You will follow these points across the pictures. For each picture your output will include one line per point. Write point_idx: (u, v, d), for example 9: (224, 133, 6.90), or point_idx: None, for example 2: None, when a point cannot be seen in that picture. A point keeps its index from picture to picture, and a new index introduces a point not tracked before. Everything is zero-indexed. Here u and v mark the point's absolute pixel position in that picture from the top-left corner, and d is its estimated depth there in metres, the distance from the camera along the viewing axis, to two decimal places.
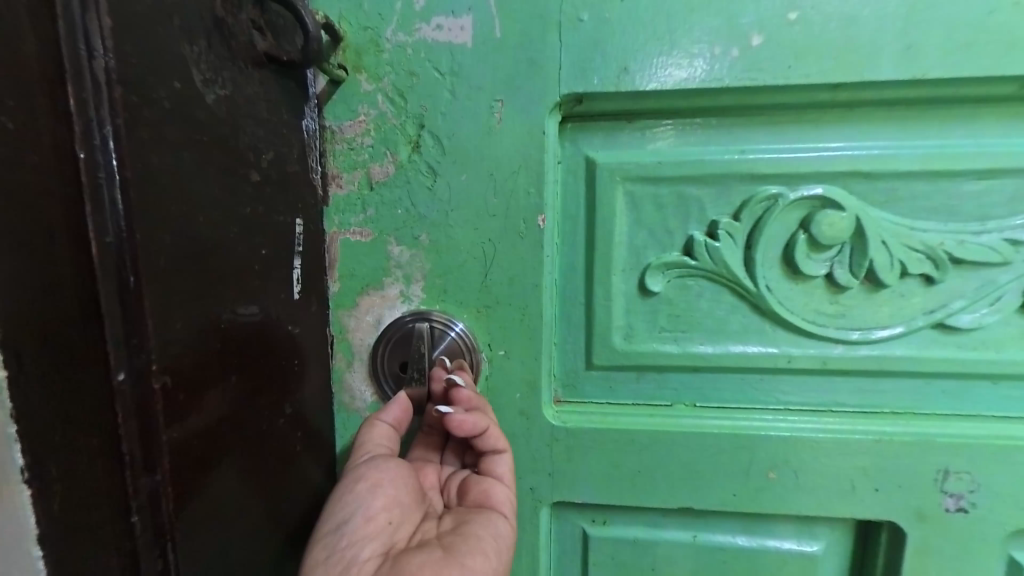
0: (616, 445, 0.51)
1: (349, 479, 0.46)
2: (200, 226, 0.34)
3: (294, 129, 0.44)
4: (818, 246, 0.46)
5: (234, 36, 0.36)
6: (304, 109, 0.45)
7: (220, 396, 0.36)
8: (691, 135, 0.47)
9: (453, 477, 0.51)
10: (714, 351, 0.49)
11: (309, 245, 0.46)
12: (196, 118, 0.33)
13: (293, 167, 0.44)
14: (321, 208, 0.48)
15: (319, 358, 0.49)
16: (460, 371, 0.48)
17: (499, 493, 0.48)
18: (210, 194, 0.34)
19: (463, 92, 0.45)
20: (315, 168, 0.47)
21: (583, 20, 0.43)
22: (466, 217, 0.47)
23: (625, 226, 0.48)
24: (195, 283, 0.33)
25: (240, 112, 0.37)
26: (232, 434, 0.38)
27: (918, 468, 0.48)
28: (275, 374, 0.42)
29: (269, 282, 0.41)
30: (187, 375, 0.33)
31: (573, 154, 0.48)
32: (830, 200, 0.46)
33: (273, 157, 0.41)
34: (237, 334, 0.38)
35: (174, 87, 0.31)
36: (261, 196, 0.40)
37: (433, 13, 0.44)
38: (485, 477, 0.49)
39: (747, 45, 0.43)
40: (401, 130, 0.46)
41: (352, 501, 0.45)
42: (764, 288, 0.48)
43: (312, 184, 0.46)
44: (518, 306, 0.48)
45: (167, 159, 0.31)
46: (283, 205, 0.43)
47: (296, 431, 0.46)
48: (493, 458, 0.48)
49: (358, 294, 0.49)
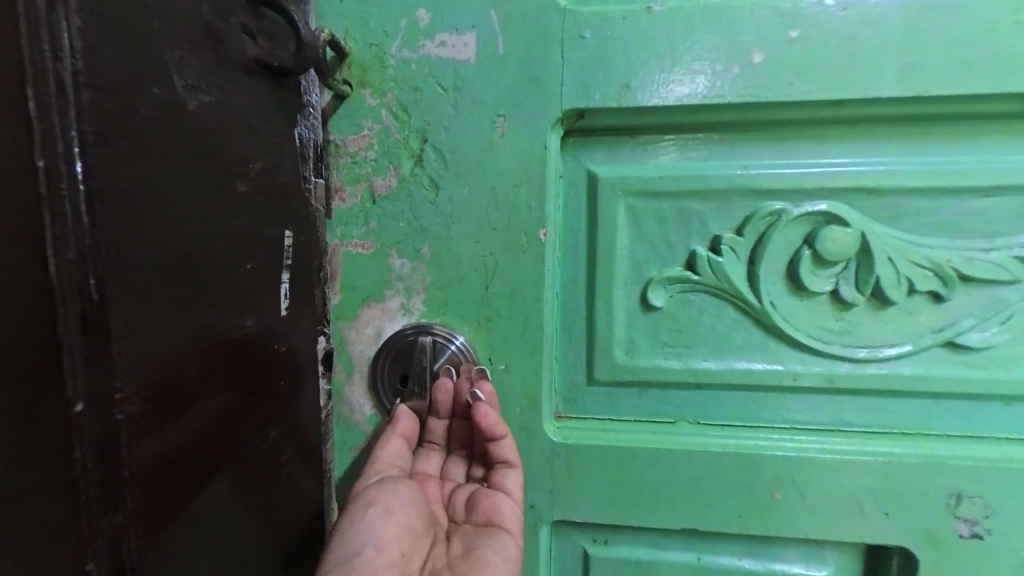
0: (617, 462, 0.50)
1: (360, 505, 0.45)
2: (178, 240, 0.32)
3: (288, 138, 0.43)
4: (823, 261, 0.46)
5: (223, 42, 0.35)
6: (298, 118, 0.44)
7: (190, 420, 0.34)
8: (692, 150, 0.47)
9: (459, 491, 0.50)
10: (716, 366, 0.49)
11: (300, 258, 0.45)
12: (179, 125, 0.32)
13: (284, 177, 0.43)
14: (313, 220, 0.47)
15: (305, 374, 0.47)
16: (481, 380, 0.48)
17: (507, 509, 0.47)
18: (189, 205, 0.33)
19: (466, 107, 0.45)
20: (310, 178, 0.46)
21: (585, 38, 0.44)
22: (467, 230, 0.47)
23: (626, 240, 0.48)
24: (167, 302, 0.31)
25: (226, 119, 0.36)
26: (205, 462, 0.36)
27: (929, 490, 0.47)
28: (256, 393, 0.41)
29: (252, 296, 0.40)
30: (154, 400, 0.31)
31: (575, 168, 0.48)
32: (834, 216, 0.46)
33: (261, 167, 0.40)
34: (215, 353, 0.36)
35: (154, 94, 0.30)
36: (246, 206, 0.38)
37: (436, 30, 0.44)
38: (493, 490, 0.48)
39: (748, 62, 0.43)
40: (404, 144, 0.46)
41: (363, 531, 0.44)
42: (767, 303, 0.48)
43: (305, 196, 0.45)
44: (519, 320, 0.48)
45: (143, 168, 0.29)
46: (272, 218, 0.41)
47: (278, 453, 0.44)
48: (502, 470, 0.48)
49: (359, 306, 0.49)
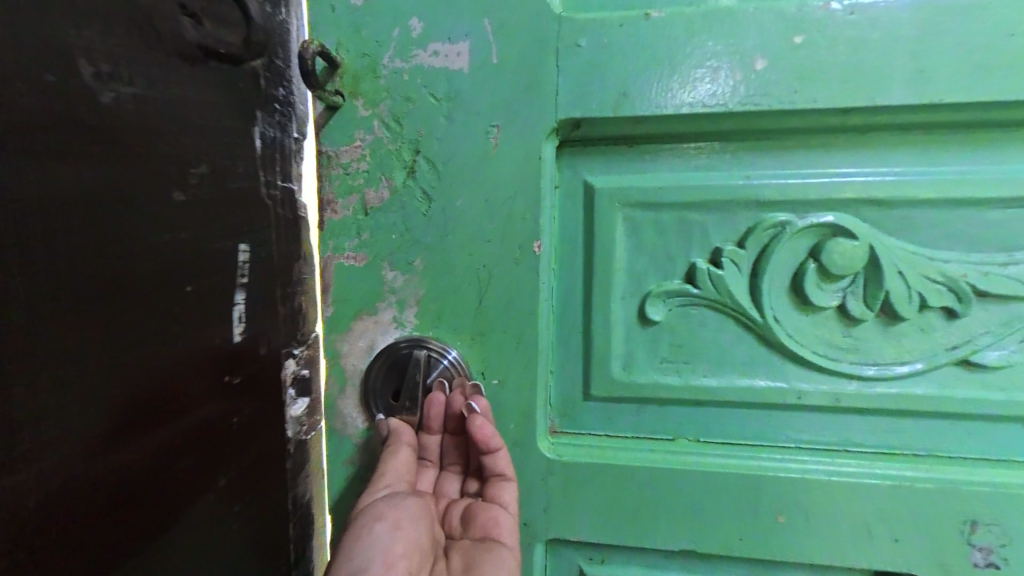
0: (614, 481, 0.48)
1: (368, 520, 0.45)
2: (79, 246, 0.29)
3: (243, 138, 0.40)
4: (829, 275, 0.44)
5: (154, 31, 0.33)
6: (258, 117, 0.42)
7: (95, 446, 0.31)
8: (693, 160, 0.46)
9: (455, 505, 0.49)
10: (717, 382, 0.48)
11: (257, 269, 0.42)
12: (88, 118, 0.29)
13: (237, 181, 0.40)
14: (272, 229, 0.43)
15: (264, 392, 0.44)
16: (477, 395, 0.47)
17: (504, 523, 0.46)
18: (98, 207, 0.30)
19: (460, 117, 0.44)
20: (269, 183, 0.43)
21: (581, 45, 0.43)
22: (461, 242, 0.46)
23: (625, 252, 0.47)
24: (61, 315, 0.28)
25: (155, 113, 0.33)
26: (118, 491, 0.32)
27: (942, 516, 0.45)
28: (195, 414, 0.37)
29: (191, 309, 0.36)
30: (37, 424, 0.28)
31: (571, 179, 0.47)
32: (841, 228, 0.44)
33: (213, 170, 0.38)
34: (134, 371, 0.33)
35: (52, 83, 0.27)
36: (183, 210, 0.35)
37: (429, 39, 0.44)
38: (490, 504, 0.47)
39: (750, 69, 0.41)
40: (397, 155, 0.45)
41: (372, 545, 0.44)
42: (771, 318, 0.46)
43: (263, 203, 0.42)
44: (513, 334, 0.47)
45: (31, 165, 0.27)
46: (227, 228, 0.39)
47: (223, 479, 0.41)
48: (498, 484, 0.47)
49: (352, 318, 0.48)
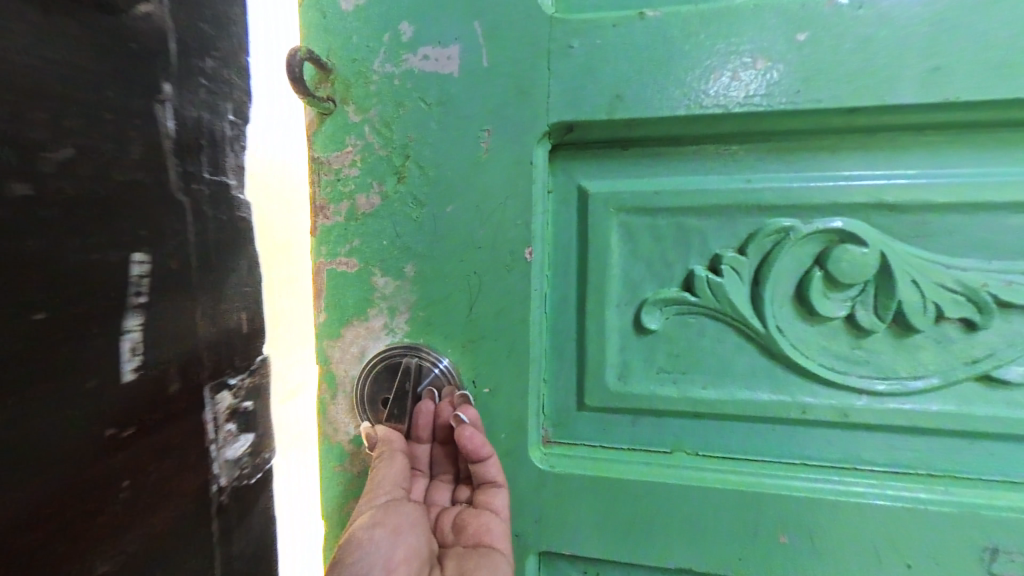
0: (608, 494, 0.47)
1: (366, 526, 0.43)
2: None
3: (138, 113, 0.29)
4: (836, 283, 0.42)
5: None
6: (162, 86, 0.31)
7: None
8: (691, 164, 0.44)
9: (445, 512, 0.48)
10: (717, 394, 0.46)
11: (163, 287, 0.31)
12: None
13: (131, 171, 0.29)
14: (188, 236, 0.33)
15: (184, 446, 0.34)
16: (466, 404, 0.46)
17: (496, 529, 0.45)
18: None
19: (450, 122, 0.44)
20: (185, 175, 0.33)
21: (574, 47, 0.41)
22: (451, 248, 0.45)
23: (620, 259, 0.45)
24: None
25: None
26: None
27: (960, 543, 0.42)
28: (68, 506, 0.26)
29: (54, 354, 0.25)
30: None
31: (565, 183, 0.46)
32: (849, 235, 0.41)
33: (82, 152, 0.26)
34: None
35: None
36: (31, 210, 0.24)
37: (420, 44, 0.43)
38: (481, 511, 0.46)
39: (750, 69, 0.40)
40: (388, 160, 0.45)
41: (371, 553, 0.42)
42: (775, 329, 0.44)
43: (174, 202, 0.32)
44: (504, 342, 0.46)
45: None
46: (110, 234, 0.28)
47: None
48: (488, 490, 0.46)
49: (343, 325, 0.48)
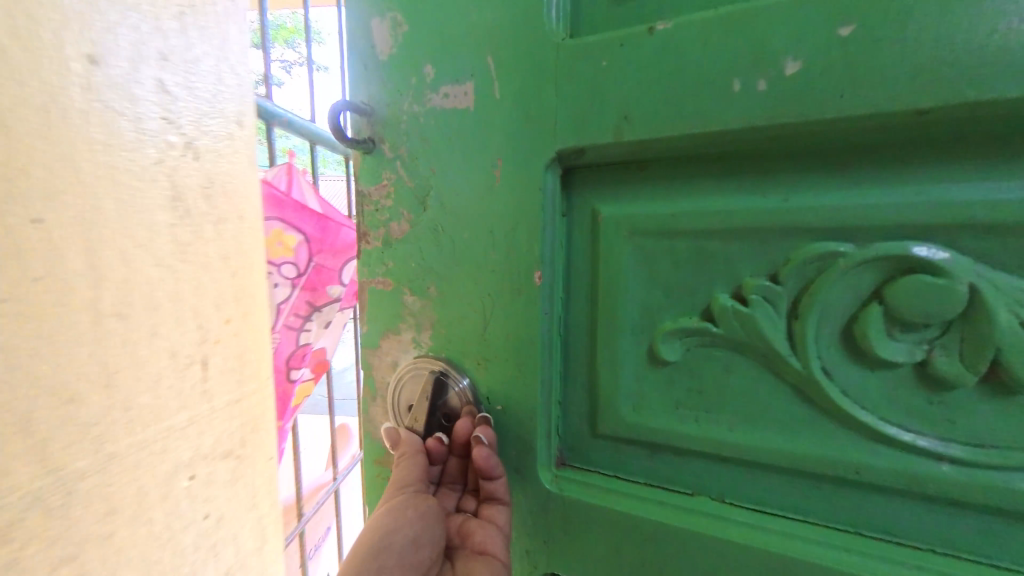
0: (616, 527, 0.45)
1: (399, 505, 0.48)
2: None
3: None
4: (904, 321, 0.35)
5: None
6: None
7: None
8: (714, 181, 0.40)
9: (462, 512, 0.51)
10: (745, 437, 0.41)
11: None
12: None
13: None
14: None
15: None
16: (484, 425, 0.48)
17: (497, 545, 0.47)
18: None
19: (466, 153, 0.46)
20: None
21: (579, 71, 0.41)
22: (467, 271, 0.48)
23: (633, 284, 0.43)
24: None
25: None
26: None
27: None
28: None
29: None
30: None
31: (578, 206, 0.45)
32: (924, 262, 0.34)
33: None
34: None
35: None
36: None
37: (440, 83, 0.47)
38: (486, 524, 0.48)
39: (777, 75, 0.34)
40: (414, 191, 0.50)
41: (400, 529, 0.46)
42: (818, 370, 0.38)
43: None
44: (515, 363, 0.47)
45: None
46: None
47: None
48: (495, 506, 0.48)
49: (381, 337, 0.54)
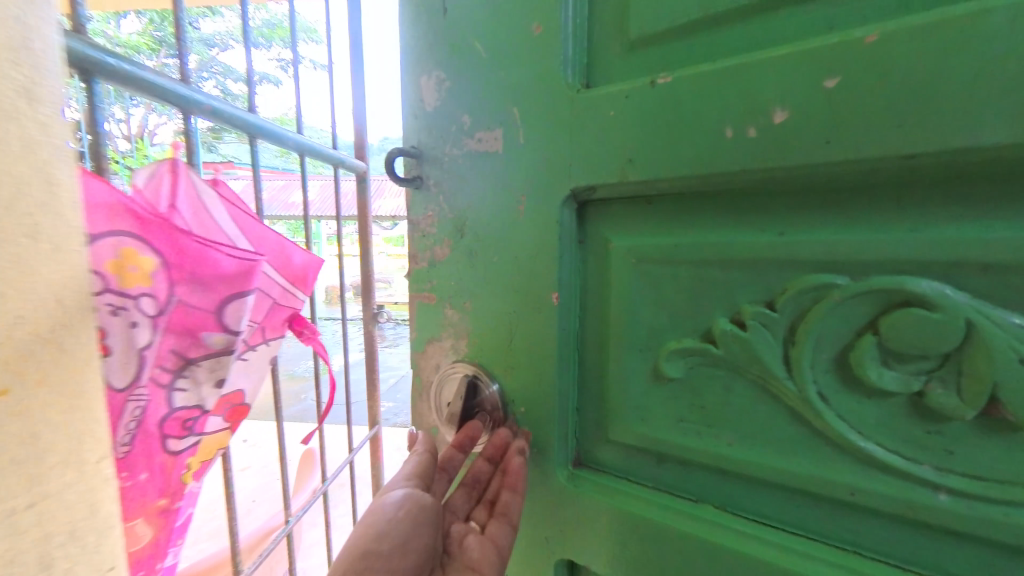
0: (623, 524, 0.50)
1: (404, 498, 0.49)
2: None
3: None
4: (899, 352, 0.36)
5: None
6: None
7: None
8: (715, 214, 0.43)
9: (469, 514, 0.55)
10: (744, 452, 0.44)
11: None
12: None
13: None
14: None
15: None
16: (523, 434, 0.56)
17: (500, 544, 0.51)
18: None
19: (496, 189, 0.54)
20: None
21: (590, 119, 0.46)
22: (496, 290, 0.56)
23: (641, 306, 0.48)
24: None
25: None
26: None
27: None
28: None
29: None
30: None
31: (593, 235, 0.51)
32: (920, 297, 0.34)
33: None
34: None
35: None
36: None
37: (475, 130, 0.55)
38: (495, 524, 0.52)
39: (766, 122, 0.37)
40: (454, 221, 0.58)
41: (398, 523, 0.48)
42: (814, 394, 0.40)
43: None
44: (536, 371, 0.54)
45: None
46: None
47: None
48: (507, 508, 0.53)
49: (426, 343, 0.64)
